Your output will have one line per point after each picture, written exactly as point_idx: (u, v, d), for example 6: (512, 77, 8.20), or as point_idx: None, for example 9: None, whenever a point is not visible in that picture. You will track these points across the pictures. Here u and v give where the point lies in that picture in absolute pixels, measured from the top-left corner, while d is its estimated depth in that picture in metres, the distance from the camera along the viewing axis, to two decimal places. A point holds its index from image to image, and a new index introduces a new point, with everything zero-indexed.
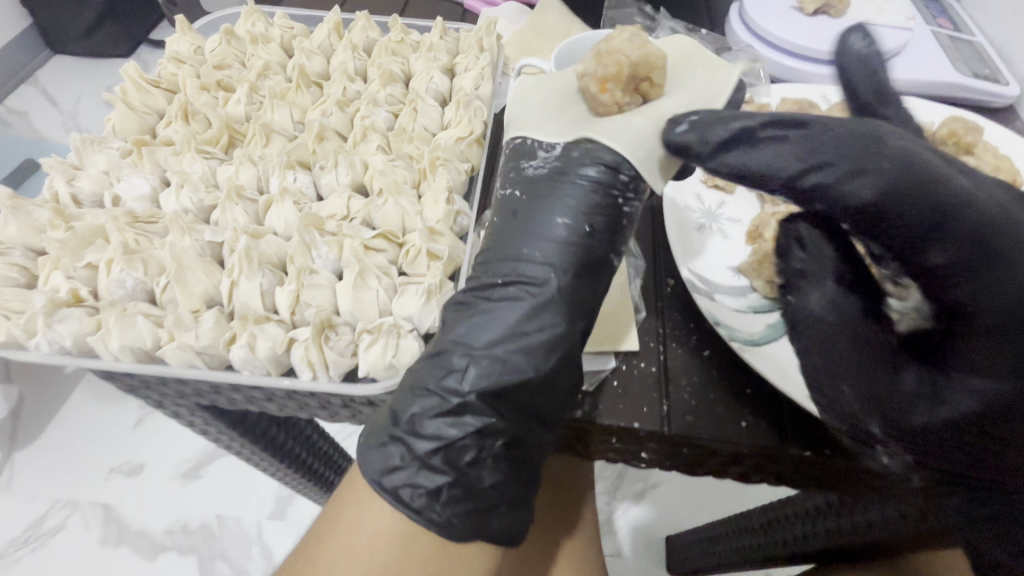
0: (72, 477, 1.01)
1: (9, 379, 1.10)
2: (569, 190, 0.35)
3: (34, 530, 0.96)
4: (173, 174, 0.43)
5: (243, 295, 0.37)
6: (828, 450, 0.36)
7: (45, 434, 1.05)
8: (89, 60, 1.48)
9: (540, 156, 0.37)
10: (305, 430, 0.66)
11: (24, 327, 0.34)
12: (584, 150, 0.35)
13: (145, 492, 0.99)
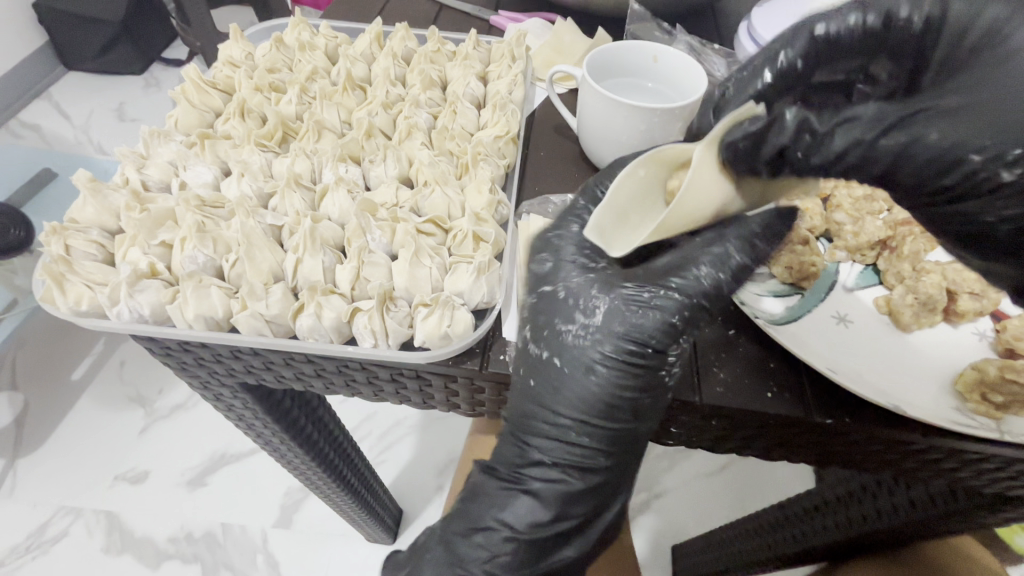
0: (76, 483, 1.01)
1: (15, 385, 1.10)
2: (608, 368, 0.35)
3: (36, 538, 0.96)
4: (235, 163, 0.46)
5: (307, 271, 0.40)
6: (850, 419, 0.38)
7: (46, 441, 1.05)
8: (100, 77, 1.60)
9: (580, 320, 0.36)
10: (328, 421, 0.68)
11: (108, 295, 0.37)
12: (626, 323, 0.35)
13: (150, 500, 1.00)
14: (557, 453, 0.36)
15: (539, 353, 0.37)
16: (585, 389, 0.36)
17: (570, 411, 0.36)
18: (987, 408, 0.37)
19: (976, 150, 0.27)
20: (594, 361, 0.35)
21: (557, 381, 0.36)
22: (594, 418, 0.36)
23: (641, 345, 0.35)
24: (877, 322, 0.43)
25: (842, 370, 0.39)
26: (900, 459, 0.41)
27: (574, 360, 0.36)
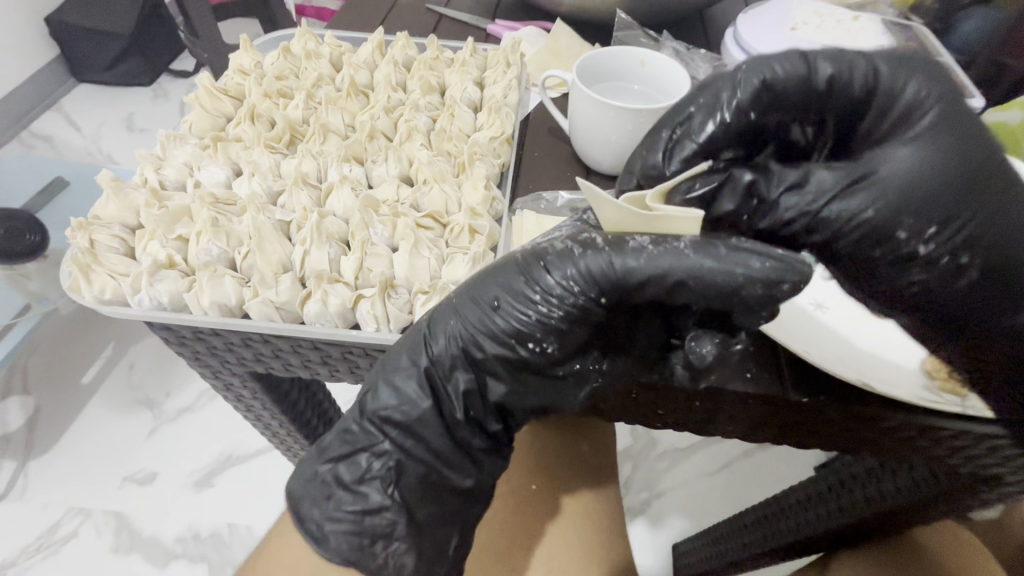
0: (85, 485, 1.03)
1: (27, 389, 1.14)
2: (531, 330, 0.36)
3: (47, 537, 0.98)
4: (246, 164, 0.49)
5: (314, 261, 0.43)
6: (825, 398, 0.40)
7: (57, 444, 1.08)
8: (110, 89, 1.65)
9: (543, 274, 0.36)
10: (323, 407, 0.71)
11: (131, 284, 0.40)
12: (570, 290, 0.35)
13: (158, 501, 1.02)
14: (443, 346, 0.37)
15: (492, 303, 0.37)
16: (501, 346, 0.37)
17: (488, 360, 0.37)
18: (953, 386, 0.40)
19: (902, 225, 0.33)
20: (520, 278, 0.36)
21: (492, 334, 0.37)
22: (497, 333, 0.36)
23: (563, 280, 0.35)
24: (851, 311, 0.46)
25: (817, 351, 0.41)
26: (877, 439, 0.43)
27: (506, 275, 0.37)
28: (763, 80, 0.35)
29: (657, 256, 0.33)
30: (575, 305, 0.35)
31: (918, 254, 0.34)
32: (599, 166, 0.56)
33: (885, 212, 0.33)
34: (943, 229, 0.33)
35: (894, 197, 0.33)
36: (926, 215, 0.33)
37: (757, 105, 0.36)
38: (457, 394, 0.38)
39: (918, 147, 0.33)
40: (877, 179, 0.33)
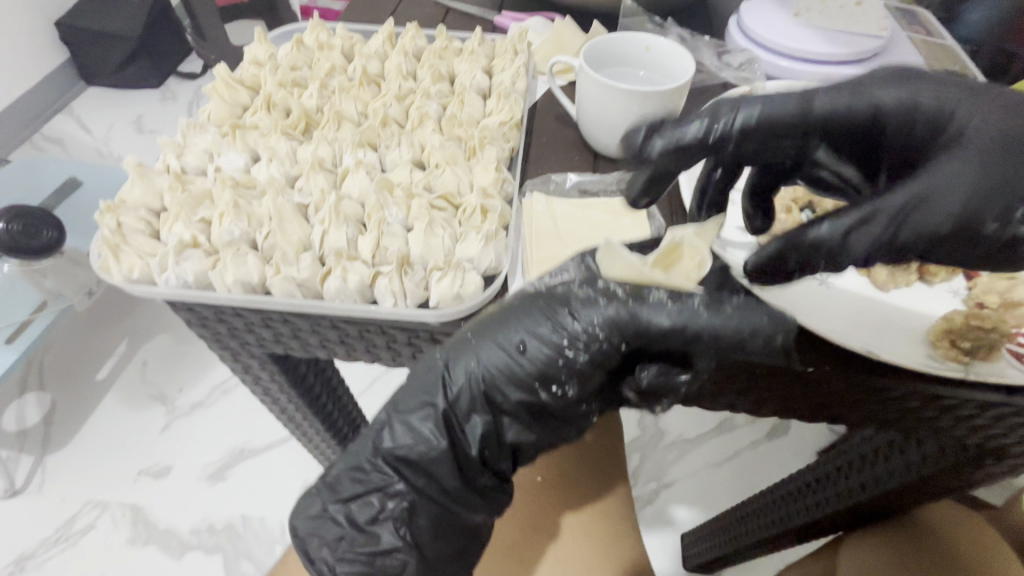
0: (102, 479, 1.06)
1: (44, 384, 1.16)
2: (564, 372, 0.40)
3: (66, 529, 1.01)
4: (264, 150, 0.51)
5: (333, 240, 0.44)
6: (829, 368, 0.41)
7: (74, 439, 1.10)
8: (119, 91, 1.68)
9: (567, 320, 0.40)
10: (337, 393, 0.73)
11: (158, 263, 0.41)
12: (602, 334, 0.39)
13: (173, 494, 1.04)
14: (466, 382, 0.41)
15: (519, 346, 0.40)
16: (520, 387, 0.40)
17: (514, 395, 0.40)
18: (956, 353, 0.40)
19: (989, 213, 0.36)
20: (548, 321, 0.40)
21: (522, 372, 0.40)
22: (519, 373, 0.40)
23: (590, 326, 0.39)
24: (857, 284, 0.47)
25: (822, 322, 0.42)
26: (883, 410, 0.44)
27: (533, 318, 0.40)
28: (775, 119, 0.40)
29: (677, 313, 0.39)
30: (599, 350, 0.39)
31: (1011, 236, 0.36)
32: (606, 150, 0.57)
33: (963, 212, 0.36)
34: (1015, 208, 0.36)
35: (969, 194, 0.36)
36: (1004, 199, 0.36)
37: (755, 139, 0.40)
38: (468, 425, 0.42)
39: (966, 142, 0.37)
40: (902, 210, 0.36)
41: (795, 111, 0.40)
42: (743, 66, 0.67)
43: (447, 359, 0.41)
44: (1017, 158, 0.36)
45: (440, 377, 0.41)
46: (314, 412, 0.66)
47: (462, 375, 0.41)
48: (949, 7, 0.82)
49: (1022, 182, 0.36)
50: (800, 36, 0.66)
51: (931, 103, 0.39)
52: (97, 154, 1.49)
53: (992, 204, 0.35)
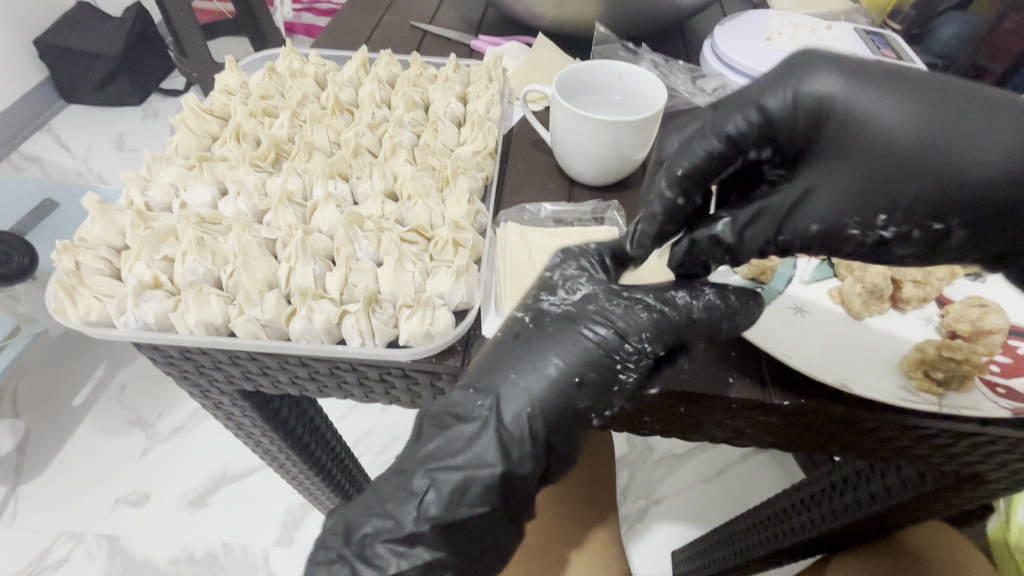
0: (77, 509, 1.02)
1: (16, 412, 1.12)
2: (617, 388, 0.39)
3: (37, 563, 0.97)
4: (231, 183, 0.50)
5: (299, 278, 0.43)
6: (806, 401, 0.41)
7: (47, 468, 1.06)
8: (99, 109, 1.66)
9: (599, 328, 0.40)
10: (316, 423, 0.71)
11: (116, 304, 0.40)
12: (646, 340, 0.39)
13: (151, 523, 1.01)
14: (526, 421, 0.38)
15: (563, 368, 0.39)
16: (574, 412, 0.39)
17: (569, 424, 0.39)
18: (928, 384, 0.40)
19: (861, 211, 0.35)
20: (592, 339, 0.39)
21: (575, 394, 0.38)
22: (575, 398, 0.38)
23: (639, 342, 0.39)
24: (832, 313, 0.46)
25: (796, 354, 0.42)
26: (861, 440, 0.43)
27: (571, 336, 0.39)
28: (710, 147, 0.38)
29: (706, 310, 0.41)
30: (647, 365, 0.39)
31: (887, 237, 0.35)
32: (582, 177, 0.57)
33: (831, 221, 0.36)
34: (901, 213, 0.34)
35: (849, 198, 0.35)
36: (878, 202, 0.35)
37: (701, 172, 0.39)
38: (528, 469, 0.38)
39: (865, 141, 0.34)
40: (782, 214, 0.38)
41: (715, 121, 0.38)
42: (716, 91, 0.68)
43: (494, 404, 0.38)
44: (925, 158, 0.33)
45: (496, 425, 0.37)
46: (291, 444, 0.65)
47: (517, 416, 0.38)
48: (919, 27, 0.84)
49: (924, 189, 0.33)
50: (772, 60, 0.67)
51: (846, 85, 0.35)
52: (76, 173, 1.47)
53: (881, 193, 0.34)
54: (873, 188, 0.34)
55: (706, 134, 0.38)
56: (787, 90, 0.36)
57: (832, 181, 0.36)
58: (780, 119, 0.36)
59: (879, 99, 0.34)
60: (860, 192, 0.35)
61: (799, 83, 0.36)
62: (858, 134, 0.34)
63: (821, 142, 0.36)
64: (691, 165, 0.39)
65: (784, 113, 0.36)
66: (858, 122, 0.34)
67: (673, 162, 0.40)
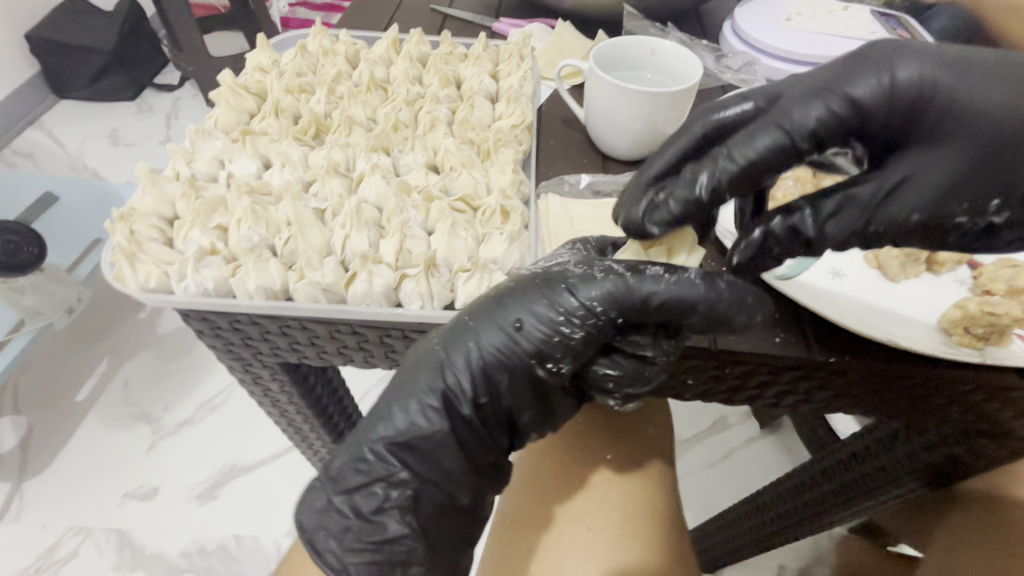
0: (85, 503, 1.01)
1: (18, 409, 1.11)
2: (559, 353, 0.38)
3: (46, 559, 0.96)
4: (277, 155, 0.50)
5: (354, 244, 0.43)
6: (851, 358, 0.42)
7: (52, 464, 1.05)
8: (92, 103, 1.63)
9: (554, 291, 0.39)
10: (343, 402, 0.71)
11: (176, 271, 0.41)
12: (602, 302, 0.37)
13: (159, 517, 1.00)
14: (461, 365, 0.39)
15: (510, 325, 0.39)
16: (512, 370, 0.39)
17: (501, 381, 0.39)
18: (969, 339, 0.42)
19: (956, 212, 0.34)
20: (545, 298, 0.39)
21: (515, 348, 0.39)
22: (516, 354, 0.39)
23: (588, 301, 0.37)
24: (871, 277, 0.48)
25: (842, 311, 0.44)
26: (898, 397, 0.45)
27: (528, 296, 0.39)
28: (775, 139, 0.34)
29: (674, 284, 0.36)
30: (594, 326, 0.38)
31: (996, 224, 0.34)
32: (616, 152, 0.58)
33: (932, 210, 0.34)
34: (1011, 197, 0.33)
35: (942, 193, 0.33)
36: (980, 195, 0.33)
37: (769, 166, 0.34)
38: (468, 407, 0.39)
39: (967, 124, 0.32)
40: (875, 205, 0.34)
41: (791, 109, 0.33)
42: (742, 69, 0.69)
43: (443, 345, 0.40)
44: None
45: (438, 364, 0.38)
46: (323, 422, 0.65)
47: (463, 359, 0.39)
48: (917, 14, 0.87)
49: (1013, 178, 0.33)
50: (792, 39, 0.68)
51: (941, 71, 0.32)
52: (72, 167, 1.46)
53: (977, 189, 0.33)
54: (960, 187, 0.33)
55: (778, 127, 0.34)
56: (879, 75, 0.32)
57: (913, 185, 0.33)
58: (876, 109, 0.32)
59: (981, 82, 0.32)
60: (953, 189, 0.33)
61: (889, 69, 0.32)
62: (957, 120, 0.32)
63: (921, 130, 0.33)
64: (762, 157, 0.34)
65: (881, 103, 0.32)
66: (957, 104, 0.32)
67: (733, 150, 0.35)
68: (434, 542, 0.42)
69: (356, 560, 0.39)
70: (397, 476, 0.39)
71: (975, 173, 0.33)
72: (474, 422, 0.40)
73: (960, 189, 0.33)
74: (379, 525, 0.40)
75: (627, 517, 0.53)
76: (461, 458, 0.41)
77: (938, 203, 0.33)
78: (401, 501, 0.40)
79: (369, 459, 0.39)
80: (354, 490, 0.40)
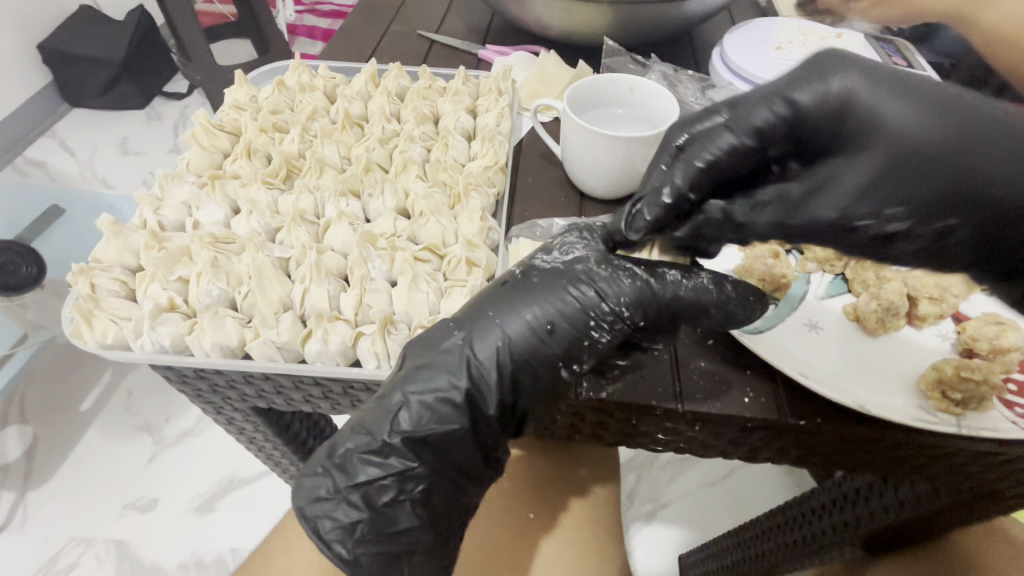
0: (87, 514, 0.97)
1: (24, 418, 1.06)
2: (585, 358, 0.39)
3: (48, 570, 0.92)
4: (244, 202, 0.50)
5: (314, 300, 0.43)
6: (821, 420, 0.41)
7: (55, 474, 1.01)
8: (100, 113, 1.65)
9: (580, 289, 0.40)
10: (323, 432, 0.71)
11: (132, 328, 0.40)
12: (631, 304, 0.39)
13: (160, 528, 0.95)
14: (491, 357, 0.39)
15: (541, 323, 0.39)
16: (532, 375, 0.39)
17: (523, 385, 0.39)
18: (947, 405, 0.40)
19: (863, 225, 0.33)
20: (573, 296, 0.39)
21: (545, 345, 0.39)
22: (547, 352, 0.39)
23: (616, 305, 0.39)
24: (847, 330, 0.46)
25: (812, 373, 0.42)
26: (877, 457, 0.43)
27: (557, 292, 0.39)
28: (730, 142, 0.39)
29: (693, 291, 0.40)
30: (622, 329, 0.39)
31: (893, 232, 0.32)
32: (592, 191, 0.57)
33: (840, 220, 0.34)
34: (914, 210, 0.31)
35: (856, 201, 0.33)
36: (892, 212, 0.32)
37: (723, 168, 0.40)
38: (494, 406, 0.39)
39: (880, 137, 0.32)
40: (790, 206, 0.37)
41: (745, 116, 0.38)
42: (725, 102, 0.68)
43: (469, 339, 0.39)
44: (942, 153, 0.30)
45: (468, 358, 0.38)
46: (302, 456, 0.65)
47: (490, 352, 0.39)
48: None
49: (934, 198, 0.30)
50: (781, 69, 0.66)
51: (869, 79, 0.33)
52: (80, 178, 1.47)
53: (890, 204, 0.32)
54: (873, 201, 0.32)
55: (732, 132, 0.39)
56: (818, 79, 0.35)
57: (826, 194, 0.35)
58: (809, 110, 0.35)
59: (912, 93, 0.31)
60: (863, 199, 0.33)
61: (831, 78, 0.35)
62: (869, 128, 0.32)
63: (842, 136, 0.34)
64: (714, 157, 0.39)
65: (814, 107, 0.35)
66: (884, 113, 0.32)
67: (694, 153, 0.40)
68: (447, 526, 0.42)
69: (367, 550, 0.38)
70: (412, 470, 0.39)
71: (887, 183, 0.32)
72: (497, 421, 0.40)
73: (863, 203, 0.33)
74: (379, 518, 0.38)
75: (575, 525, 0.60)
76: (473, 456, 0.41)
77: (842, 207, 0.34)
78: (415, 494, 0.39)
79: (384, 453, 0.38)
80: (367, 483, 0.38)
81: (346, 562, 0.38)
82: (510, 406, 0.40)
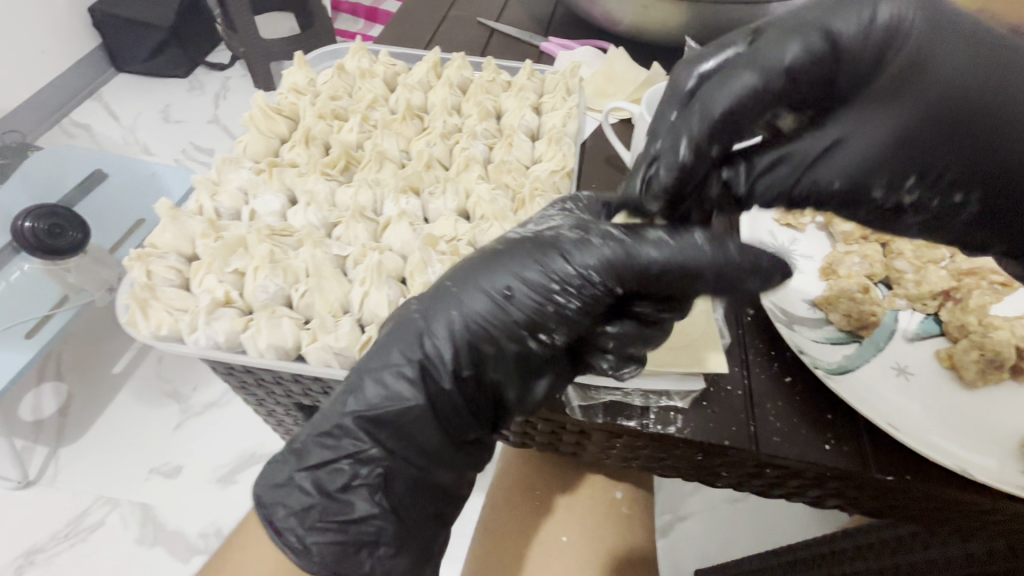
0: (114, 474, 0.96)
1: (61, 374, 1.07)
2: (553, 330, 0.35)
3: (75, 526, 0.92)
4: (302, 193, 0.48)
5: (373, 304, 0.41)
6: (910, 476, 0.38)
7: (86, 431, 1.00)
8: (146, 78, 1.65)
9: (546, 257, 0.35)
10: None
11: (188, 322, 0.39)
12: (606, 267, 0.35)
13: (184, 495, 0.94)
14: (442, 334, 0.35)
15: (500, 293, 0.35)
16: (492, 350, 0.36)
17: (477, 360, 0.36)
18: None
19: (877, 182, 0.39)
20: (536, 263, 0.35)
21: (502, 317, 0.35)
22: (507, 322, 0.35)
23: (584, 269, 0.34)
24: (939, 377, 0.43)
25: (903, 426, 0.38)
26: (964, 519, 0.40)
27: (520, 260, 0.35)
28: (748, 83, 0.38)
29: (678, 251, 0.34)
30: (594, 296, 0.35)
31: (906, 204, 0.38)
32: None
33: (849, 177, 0.40)
34: (928, 177, 0.36)
35: (873, 156, 0.39)
36: (903, 169, 0.37)
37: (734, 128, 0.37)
38: (448, 380, 0.36)
39: (919, 89, 0.36)
40: (805, 162, 0.42)
41: (768, 53, 0.38)
42: None
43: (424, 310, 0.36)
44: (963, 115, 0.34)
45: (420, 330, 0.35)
46: None
47: (445, 324, 0.36)
48: None
49: (948, 153, 0.35)
50: None
51: (922, 24, 0.35)
52: (123, 142, 1.48)
53: (902, 161, 0.37)
54: (894, 157, 0.38)
55: (751, 73, 0.38)
56: (862, 14, 0.37)
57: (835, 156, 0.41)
58: (847, 42, 0.37)
59: (950, 47, 0.33)
60: (881, 155, 0.38)
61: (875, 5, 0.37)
62: (914, 78, 0.35)
63: (878, 84, 0.38)
64: (733, 98, 0.38)
65: (853, 42, 0.37)
66: (925, 62, 0.35)
67: (710, 100, 0.39)
68: None
69: (390, 547, 0.37)
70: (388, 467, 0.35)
71: (908, 140, 0.37)
72: (456, 398, 0.36)
73: (875, 159, 0.39)
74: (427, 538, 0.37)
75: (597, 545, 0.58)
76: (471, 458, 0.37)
77: (851, 165, 0.40)
78: (374, 477, 0.36)
79: (338, 433, 0.35)
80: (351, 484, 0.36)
81: (313, 551, 0.35)
82: (481, 387, 0.37)
